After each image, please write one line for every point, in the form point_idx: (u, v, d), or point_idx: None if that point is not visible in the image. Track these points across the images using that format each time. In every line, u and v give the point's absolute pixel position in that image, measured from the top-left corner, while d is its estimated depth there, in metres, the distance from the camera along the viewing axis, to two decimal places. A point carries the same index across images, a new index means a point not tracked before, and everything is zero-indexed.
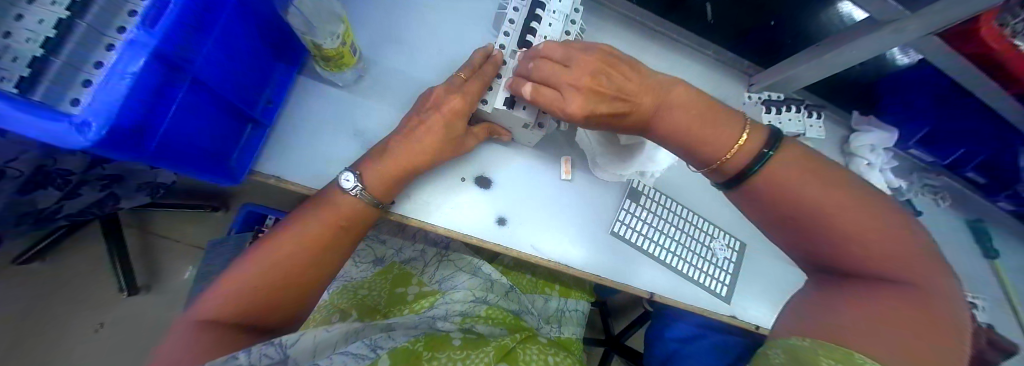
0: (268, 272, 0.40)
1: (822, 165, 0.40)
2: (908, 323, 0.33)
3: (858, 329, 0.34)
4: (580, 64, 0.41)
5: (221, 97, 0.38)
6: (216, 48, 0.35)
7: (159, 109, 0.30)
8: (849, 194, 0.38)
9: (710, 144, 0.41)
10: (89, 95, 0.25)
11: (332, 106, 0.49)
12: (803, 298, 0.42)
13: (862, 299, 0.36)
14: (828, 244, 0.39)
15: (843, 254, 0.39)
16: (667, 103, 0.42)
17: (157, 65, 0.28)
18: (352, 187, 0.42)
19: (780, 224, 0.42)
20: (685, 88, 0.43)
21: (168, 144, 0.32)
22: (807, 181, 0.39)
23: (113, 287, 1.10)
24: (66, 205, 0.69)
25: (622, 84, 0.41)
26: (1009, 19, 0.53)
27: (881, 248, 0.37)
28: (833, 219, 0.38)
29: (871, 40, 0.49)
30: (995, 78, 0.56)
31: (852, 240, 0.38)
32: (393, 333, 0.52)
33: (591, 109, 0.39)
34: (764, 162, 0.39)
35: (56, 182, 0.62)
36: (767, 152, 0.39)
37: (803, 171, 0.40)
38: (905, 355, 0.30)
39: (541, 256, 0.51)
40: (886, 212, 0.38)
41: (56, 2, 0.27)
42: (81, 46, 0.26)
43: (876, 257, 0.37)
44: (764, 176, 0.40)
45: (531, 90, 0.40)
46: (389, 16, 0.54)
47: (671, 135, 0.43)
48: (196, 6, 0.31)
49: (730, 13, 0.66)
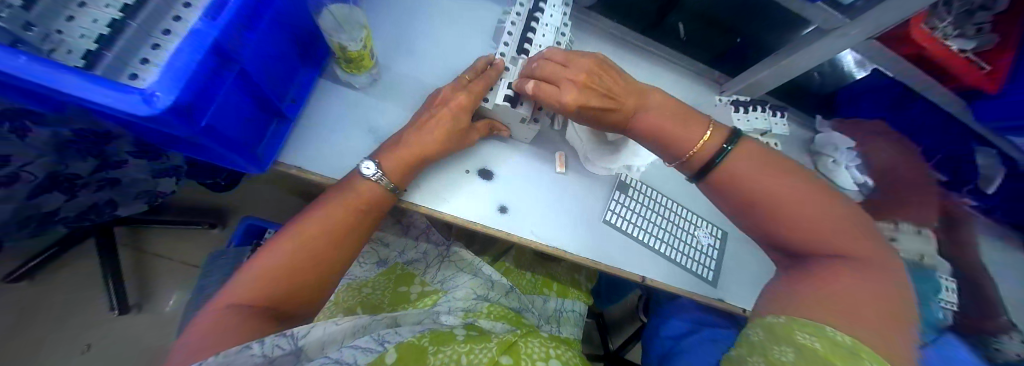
0: (291, 254, 0.43)
1: (773, 158, 0.47)
2: (863, 294, 0.38)
3: (816, 307, 0.38)
4: (579, 65, 0.48)
5: (257, 90, 0.43)
6: (258, 47, 0.41)
7: (210, 92, 0.35)
8: (790, 179, 0.44)
9: (683, 141, 0.47)
10: (159, 74, 0.30)
11: (349, 105, 0.55)
12: (780, 278, 0.46)
13: (819, 277, 0.41)
14: (783, 225, 0.44)
15: (795, 229, 0.43)
16: (644, 106, 0.48)
17: (212, 54, 0.33)
18: (372, 172, 0.46)
19: (739, 209, 0.47)
20: (658, 96, 0.50)
21: (214, 125, 0.37)
22: (756, 170, 0.45)
23: (104, 305, 1.08)
24: (65, 207, 0.70)
25: (608, 86, 0.47)
26: (936, 24, 0.62)
27: (818, 221, 0.42)
28: (780, 198, 0.43)
29: (822, 46, 0.56)
30: (940, 80, 0.63)
31: (802, 217, 0.43)
32: (400, 330, 0.52)
33: (581, 103, 0.46)
34: (723, 155, 0.45)
35: (63, 186, 0.65)
36: (726, 148, 0.45)
37: (755, 160, 0.46)
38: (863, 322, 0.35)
39: (541, 242, 0.54)
40: (824, 192, 0.44)
41: (110, 7, 0.39)
42: (130, 44, 0.36)
43: (817, 231, 0.42)
44: (726, 166, 0.46)
45: (532, 85, 0.47)
46: (401, 30, 0.61)
47: (647, 136, 0.49)
48: (248, 8, 0.36)
49: (699, 34, 0.76)
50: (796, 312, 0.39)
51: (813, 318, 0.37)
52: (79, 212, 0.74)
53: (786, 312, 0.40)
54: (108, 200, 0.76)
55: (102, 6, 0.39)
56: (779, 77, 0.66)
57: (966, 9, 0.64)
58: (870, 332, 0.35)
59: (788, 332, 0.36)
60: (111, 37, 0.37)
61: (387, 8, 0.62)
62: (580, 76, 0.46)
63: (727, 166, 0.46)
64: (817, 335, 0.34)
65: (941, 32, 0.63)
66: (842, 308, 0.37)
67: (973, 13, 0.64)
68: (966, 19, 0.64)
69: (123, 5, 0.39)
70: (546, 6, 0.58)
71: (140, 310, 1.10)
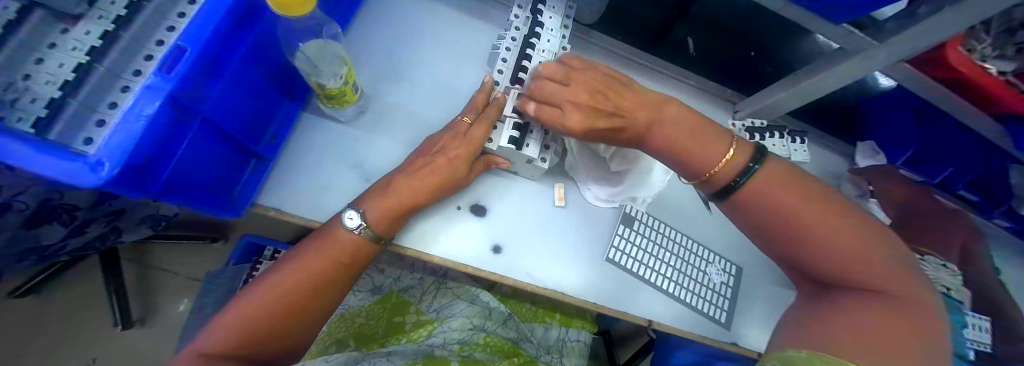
0: (268, 307, 0.40)
1: (804, 180, 0.41)
2: (896, 330, 0.33)
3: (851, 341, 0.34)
4: (582, 82, 0.43)
5: (226, 135, 0.41)
6: (225, 90, 0.38)
7: (169, 147, 0.32)
8: (823, 204, 0.39)
9: (698, 156, 0.42)
10: (107, 134, 0.28)
11: (336, 139, 0.52)
12: (803, 311, 0.42)
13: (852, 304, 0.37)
14: (808, 255, 0.40)
15: (827, 256, 0.39)
16: (658, 121, 0.43)
17: (170, 107, 0.30)
18: (356, 225, 0.43)
19: (765, 233, 0.43)
20: (676, 106, 0.45)
21: (175, 180, 0.35)
22: (784, 196, 0.40)
23: (109, 319, 1.01)
24: (69, 242, 0.65)
25: (617, 104, 0.43)
26: (973, 45, 0.56)
27: (855, 247, 0.38)
28: (811, 225, 0.39)
29: (844, 68, 0.51)
30: (970, 100, 0.57)
31: (827, 245, 0.38)
32: (393, 357, 0.53)
33: (588, 126, 0.42)
34: (749, 175, 0.40)
35: (62, 218, 0.59)
36: (752, 166, 0.40)
37: (783, 184, 0.40)
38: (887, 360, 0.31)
39: (538, 284, 0.51)
40: (856, 218, 0.39)
41: (77, 48, 0.30)
42: (95, 91, 0.29)
43: (857, 262, 0.37)
44: (749, 190, 0.41)
45: (533, 107, 0.43)
46: (391, 57, 0.59)
47: (662, 151, 0.44)
48: (211, 54, 0.34)
49: (708, 49, 0.77)
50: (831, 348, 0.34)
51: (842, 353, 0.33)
52: (87, 242, 0.68)
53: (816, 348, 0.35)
54: (112, 228, 0.69)
55: (68, 49, 0.30)
56: (801, 99, 0.60)
57: (1006, 27, 0.55)
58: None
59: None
60: (80, 83, 0.29)
61: (374, 36, 0.60)
62: (587, 96, 0.42)
63: (753, 187, 0.41)
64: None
65: (978, 54, 0.56)
66: (875, 340, 0.33)
67: (1013, 31, 0.55)
68: (1006, 37, 0.55)
69: (92, 47, 0.30)
70: (542, 30, 0.55)
71: (144, 325, 1.03)
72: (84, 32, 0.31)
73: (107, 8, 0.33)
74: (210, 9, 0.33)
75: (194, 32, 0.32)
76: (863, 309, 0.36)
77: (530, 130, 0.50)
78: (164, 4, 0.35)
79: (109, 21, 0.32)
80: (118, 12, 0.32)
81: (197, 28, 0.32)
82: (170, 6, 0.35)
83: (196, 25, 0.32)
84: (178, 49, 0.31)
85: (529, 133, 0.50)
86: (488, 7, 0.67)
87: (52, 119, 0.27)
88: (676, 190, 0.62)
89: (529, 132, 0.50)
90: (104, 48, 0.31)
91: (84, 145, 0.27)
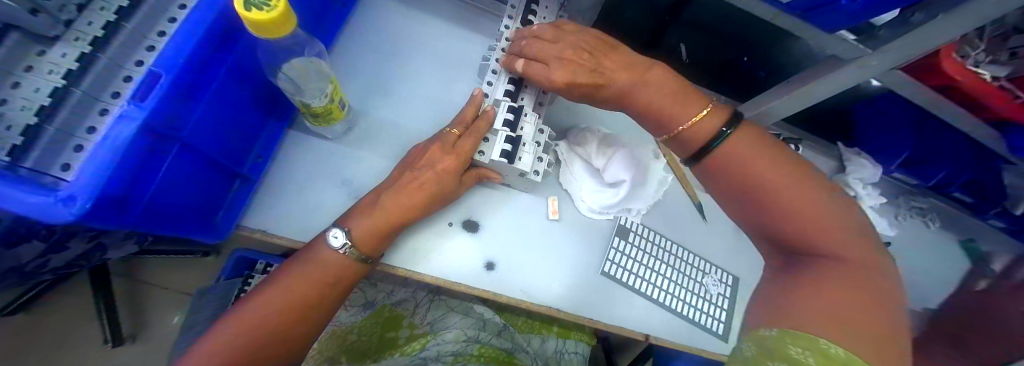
0: (253, 330, 0.38)
1: (772, 143, 0.41)
2: (852, 292, 0.33)
3: (809, 314, 0.32)
4: (568, 42, 0.46)
5: (208, 159, 0.40)
6: (204, 113, 0.37)
7: (147, 175, 0.31)
8: (792, 169, 0.39)
9: (680, 116, 0.42)
10: (81, 165, 0.26)
11: (324, 157, 0.52)
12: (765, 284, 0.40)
13: (812, 276, 0.35)
14: (777, 221, 0.39)
15: (795, 217, 0.37)
16: (641, 80, 0.44)
17: (145, 135, 0.29)
18: (341, 244, 0.41)
19: (731, 197, 0.42)
20: (660, 70, 0.44)
21: (153, 207, 0.34)
22: (753, 157, 0.40)
23: (98, 337, 0.98)
24: (53, 258, 0.61)
25: (599, 62, 0.45)
26: (966, 52, 0.55)
27: (812, 208, 0.37)
28: (773, 184, 0.38)
29: (838, 76, 0.50)
30: (965, 108, 0.57)
31: (790, 208, 0.37)
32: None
33: (570, 80, 0.44)
34: (722, 138, 0.40)
35: (39, 234, 0.54)
36: (723, 131, 0.40)
37: (753, 146, 0.40)
38: (849, 326, 0.30)
39: (533, 300, 0.50)
40: (821, 189, 0.39)
41: (54, 71, 0.28)
42: (74, 114, 0.28)
43: (814, 224, 0.37)
44: (722, 152, 0.41)
45: (523, 63, 0.47)
46: (378, 71, 0.58)
47: (644, 112, 0.45)
48: (188, 77, 0.33)
49: (701, 54, 0.79)
50: (790, 320, 0.32)
51: (800, 326, 0.31)
52: (70, 259, 0.65)
53: (774, 321, 0.33)
54: (98, 245, 0.66)
55: (43, 73, 0.28)
56: (793, 106, 0.59)
57: (999, 33, 0.56)
58: (860, 335, 0.29)
59: (781, 345, 0.29)
60: (56, 108, 0.27)
61: (363, 50, 0.59)
62: (568, 52, 0.45)
63: (723, 151, 0.41)
64: (811, 350, 0.28)
65: (972, 60, 0.56)
66: (829, 312, 0.31)
67: (1006, 38, 0.56)
68: (1000, 43, 0.56)
69: (68, 71, 0.28)
70: None
71: (136, 341, 1.00)
72: (60, 55, 0.29)
73: (84, 29, 0.30)
74: (185, 32, 0.33)
75: (170, 56, 0.31)
76: (822, 272, 0.35)
77: (521, 144, 0.49)
78: (143, 23, 0.33)
79: (86, 43, 0.29)
80: (95, 33, 0.30)
81: (173, 52, 0.32)
82: (151, 24, 0.33)
83: (172, 48, 0.32)
84: (153, 75, 0.30)
85: (523, 88, 0.52)
86: (479, 18, 0.66)
87: (28, 146, 0.26)
88: (672, 200, 0.62)
89: (521, 146, 0.49)
90: (81, 71, 0.29)
91: (62, 171, 0.26)
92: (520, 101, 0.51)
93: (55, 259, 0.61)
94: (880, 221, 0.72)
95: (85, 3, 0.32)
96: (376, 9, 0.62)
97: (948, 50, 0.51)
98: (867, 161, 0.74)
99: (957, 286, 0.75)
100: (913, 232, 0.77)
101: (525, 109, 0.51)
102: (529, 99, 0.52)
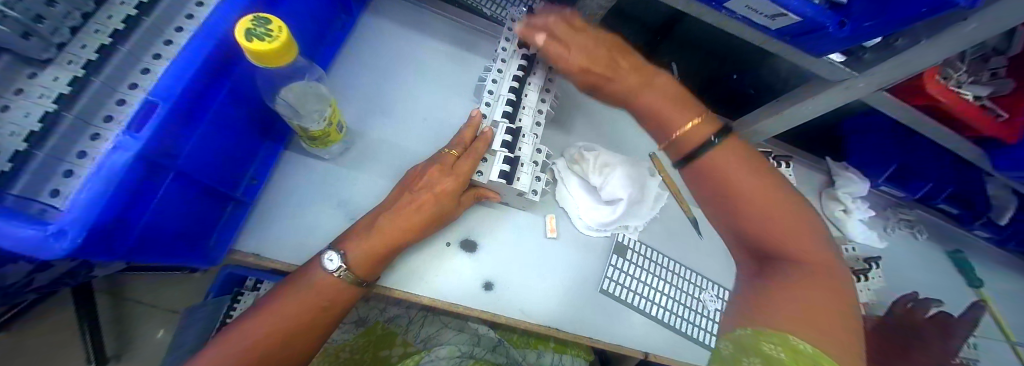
0: (248, 352, 0.37)
1: (755, 155, 0.42)
2: (817, 297, 0.34)
3: (783, 314, 0.33)
4: (592, 35, 0.46)
5: (201, 186, 0.39)
6: (201, 138, 0.37)
7: (138, 204, 0.31)
8: (769, 180, 0.39)
9: (675, 121, 0.43)
10: (74, 193, 0.26)
11: (320, 178, 0.52)
12: (738, 292, 0.40)
13: (784, 276, 0.37)
14: (752, 229, 0.39)
15: (764, 225, 0.38)
16: (648, 85, 0.45)
17: (138, 165, 0.29)
18: (336, 267, 0.41)
19: (712, 205, 0.42)
20: (667, 77, 0.47)
21: (144, 235, 0.33)
22: (738, 167, 0.40)
23: (81, 357, 0.94)
24: (37, 278, 0.58)
25: (615, 60, 0.46)
26: (950, 73, 0.57)
27: (787, 220, 0.38)
28: (747, 193, 0.39)
29: (822, 97, 0.52)
30: (950, 126, 0.59)
31: (762, 216, 0.38)
32: None
33: (586, 67, 0.45)
34: (710, 147, 0.40)
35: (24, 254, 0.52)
36: (713, 140, 0.41)
37: (735, 159, 0.41)
38: (817, 331, 0.32)
39: (530, 320, 0.50)
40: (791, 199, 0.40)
41: (44, 95, 0.28)
42: (64, 140, 0.27)
43: (782, 236, 0.38)
44: (709, 159, 0.41)
45: (543, 40, 0.46)
46: (375, 90, 0.58)
47: (643, 114, 0.46)
48: (184, 104, 0.33)
49: (694, 69, 0.81)
50: (763, 320, 0.34)
51: (774, 326, 0.32)
52: (56, 278, 0.62)
53: (750, 323, 0.34)
54: (85, 263, 0.63)
55: (34, 96, 0.27)
56: (783, 123, 0.60)
57: (979, 55, 0.59)
58: (829, 340, 0.31)
59: (755, 342, 0.32)
60: (46, 134, 0.27)
61: (361, 70, 0.59)
62: (595, 45, 0.46)
63: (710, 158, 0.41)
64: (783, 345, 0.30)
65: (955, 81, 0.58)
66: (800, 312, 0.33)
67: (987, 59, 0.59)
68: (982, 65, 0.59)
69: (60, 95, 0.28)
70: (534, 64, 0.55)
71: (120, 361, 0.96)
72: (51, 78, 0.28)
73: (78, 52, 0.30)
74: (186, 58, 0.33)
75: (167, 85, 0.31)
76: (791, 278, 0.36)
77: (520, 164, 0.50)
78: (138, 45, 0.33)
79: (79, 67, 0.29)
80: (89, 57, 0.30)
81: (171, 79, 0.32)
82: (146, 46, 0.33)
83: (170, 76, 0.32)
84: (150, 105, 0.30)
85: (521, 109, 0.53)
86: (476, 39, 0.67)
87: (16, 172, 0.25)
88: (668, 215, 0.62)
89: (518, 166, 0.50)
90: (73, 96, 0.28)
91: (51, 197, 0.25)
92: (518, 122, 0.52)
93: (41, 281, 0.59)
94: (868, 234, 0.74)
95: (79, 25, 0.32)
96: (374, 30, 0.63)
97: (931, 72, 0.53)
98: (855, 175, 0.75)
99: (944, 294, 0.76)
100: (902, 244, 0.78)
101: (523, 131, 0.52)
102: (527, 121, 0.53)
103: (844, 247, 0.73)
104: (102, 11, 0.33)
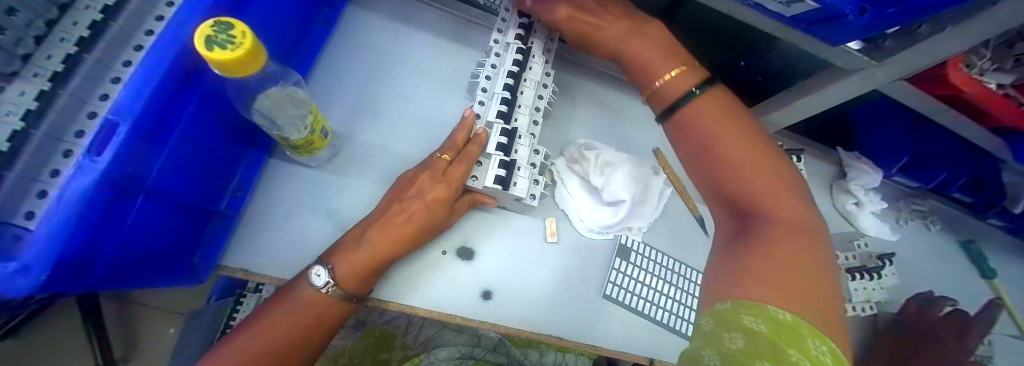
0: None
1: (738, 111, 0.41)
2: (796, 263, 0.32)
3: (759, 281, 0.31)
4: None
5: (177, 200, 0.37)
6: (173, 152, 0.35)
7: (110, 228, 0.29)
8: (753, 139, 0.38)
9: (655, 71, 0.44)
10: (40, 220, 0.24)
11: (308, 188, 0.49)
12: (715, 258, 0.38)
13: (759, 243, 0.34)
14: (734, 189, 0.37)
15: (745, 184, 0.37)
16: (639, 33, 0.45)
17: (108, 189, 0.27)
18: (323, 283, 0.39)
19: (693, 160, 0.41)
20: (659, 30, 0.46)
21: (122, 254, 0.31)
22: (717, 118, 0.40)
23: (89, 361, 0.95)
24: None
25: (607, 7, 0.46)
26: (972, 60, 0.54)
27: (767, 180, 0.36)
28: (726, 149, 0.38)
29: (840, 86, 0.48)
30: (969, 115, 0.56)
31: (738, 174, 0.37)
32: None
33: (572, 16, 0.45)
34: (689, 98, 0.41)
35: None
36: (693, 90, 0.41)
37: (718, 110, 0.41)
38: (797, 294, 0.30)
39: (532, 329, 0.48)
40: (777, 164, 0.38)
41: (11, 112, 0.25)
42: (36, 156, 0.25)
43: (762, 196, 0.36)
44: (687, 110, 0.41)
45: None
46: (363, 90, 0.56)
47: (632, 67, 0.47)
48: (152, 119, 0.30)
49: (707, 47, 0.74)
50: (740, 290, 0.31)
51: (751, 297, 0.30)
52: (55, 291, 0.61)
53: (727, 296, 0.32)
54: None
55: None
56: (797, 114, 0.57)
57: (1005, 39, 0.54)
58: (806, 307, 0.29)
59: (734, 315, 0.29)
60: (15, 153, 0.24)
61: (348, 68, 0.56)
62: None
63: (690, 108, 0.41)
64: (761, 318, 0.27)
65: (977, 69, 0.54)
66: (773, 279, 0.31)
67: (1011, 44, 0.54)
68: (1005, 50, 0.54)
69: (28, 111, 0.25)
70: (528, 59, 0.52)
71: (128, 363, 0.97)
72: (16, 94, 0.26)
73: (43, 64, 0.27)
74: (147, 68, 0.30)
75: (128, 101, 0.29)
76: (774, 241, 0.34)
77: (517, 167, 0.48)
78: (108, 52, 0.30)
79: (46, 79, 0.26)
80: (55, 68, 0.27)
81: (132, 94, 0.29)
82: (116, 54, 0.30)
83: (130, 91, 0.29)
84: (110, 124, 0.27)
85: (516, 108, 0.50)
86: (470, 32, 0.64)
87: None
88: (673, 215, 0.60)
89: (516, 169, 0.48)
90: (41, 111, 0.26)
91: (26, 220, 0.23)
92: (514, 122, 0.49)
93: None
94: (883, 226, 0.72)
95: (44, 35, 0.29)
96: (362, 24, 0.59)
97: (956, 60, 0.50)
98: (867, 166, 0.72)
99: (956, 285, 0.75)
100: (914, 236, 0.76)
101: (520, 131, 0.49)
102: (524, 120, 0.50)
103: (856, 242, 0.71)
104: (67, 17, 0.30)
